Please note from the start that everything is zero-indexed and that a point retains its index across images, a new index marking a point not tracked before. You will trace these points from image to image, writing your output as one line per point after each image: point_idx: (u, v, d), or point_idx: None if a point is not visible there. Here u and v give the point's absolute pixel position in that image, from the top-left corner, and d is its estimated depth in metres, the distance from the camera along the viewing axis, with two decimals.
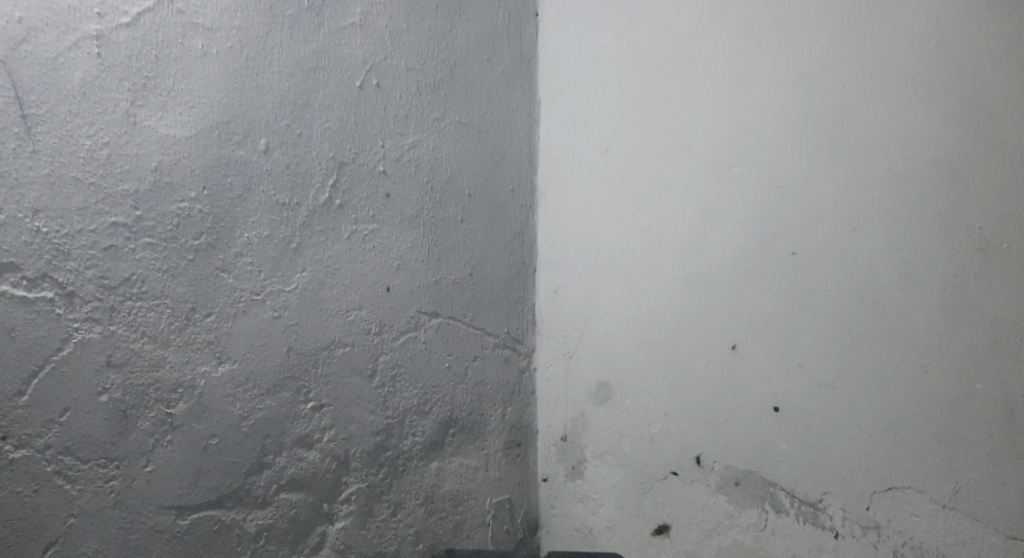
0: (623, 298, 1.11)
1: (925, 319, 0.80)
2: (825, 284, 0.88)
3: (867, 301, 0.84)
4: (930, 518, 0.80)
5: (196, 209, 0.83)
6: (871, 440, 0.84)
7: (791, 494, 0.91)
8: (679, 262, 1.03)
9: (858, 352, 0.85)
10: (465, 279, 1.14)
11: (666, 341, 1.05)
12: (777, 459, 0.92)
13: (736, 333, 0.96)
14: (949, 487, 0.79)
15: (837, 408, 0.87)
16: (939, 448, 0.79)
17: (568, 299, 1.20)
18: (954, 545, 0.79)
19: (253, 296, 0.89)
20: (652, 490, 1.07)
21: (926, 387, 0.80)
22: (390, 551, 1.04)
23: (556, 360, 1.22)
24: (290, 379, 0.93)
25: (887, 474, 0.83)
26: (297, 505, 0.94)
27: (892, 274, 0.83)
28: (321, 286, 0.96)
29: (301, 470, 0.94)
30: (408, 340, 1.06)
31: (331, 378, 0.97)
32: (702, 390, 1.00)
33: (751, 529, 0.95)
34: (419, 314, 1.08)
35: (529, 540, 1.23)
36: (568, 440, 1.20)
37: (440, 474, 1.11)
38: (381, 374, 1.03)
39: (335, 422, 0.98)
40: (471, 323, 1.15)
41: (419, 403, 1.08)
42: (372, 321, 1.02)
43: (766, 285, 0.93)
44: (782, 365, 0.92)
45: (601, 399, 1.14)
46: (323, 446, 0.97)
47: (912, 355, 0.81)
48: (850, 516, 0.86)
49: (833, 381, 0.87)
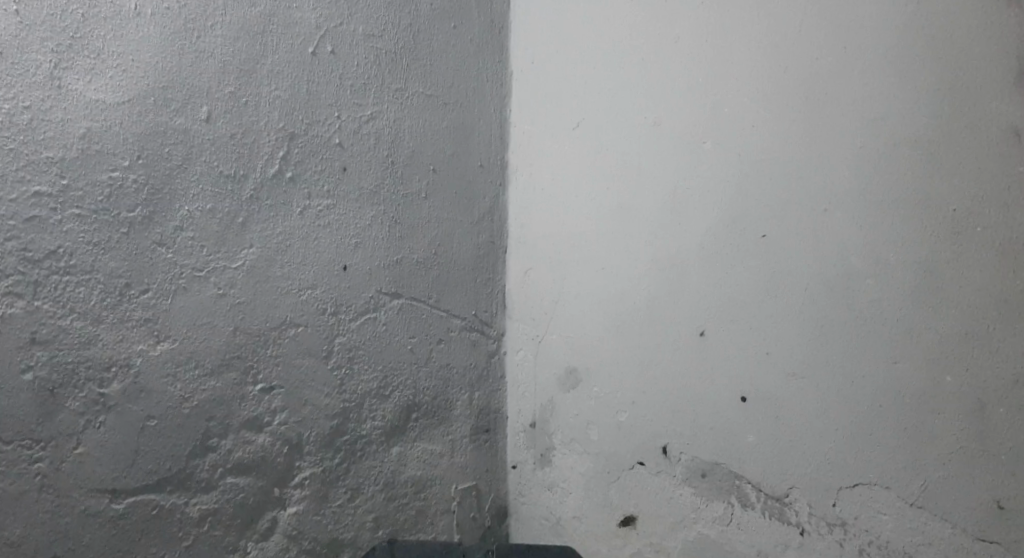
0: (591, 280, 1.06)
1: (897, 306, 0.75)
2: (796, 268, 0.83)
3: (838, 287, 0.80)
4: (897, 517, 0.75)
5: (130, 179, 0.79)
6: (838, 433, 0.79)
7: (757, 487, 0.87)
8: (648, 244, 0.98)
9: (827, 341, 0.80)
10: (430, 258, 1.09)
11: (633, 325, 1.00)
12: (743, 450, 0.88)
13: (703, 318, 0.92)
14: (917, 484, 0.74)
15: (804, 399, 0.82)
16: (907, 442, 0.74)
17: (538, 281, 1.15)
18: (921, 546, 0.74)
19: (195, 272, 0.85)
20: (619, 480, 1.03)
21: (895, 378, 0.75)
22: (347, 537, 1.00)
23: (525, 344, 1.18)
24: (236, 359, 0.88)
25: (854, 469, 0.78)
26: (245, 490, 0.89)
27: (864, 259, 0.78)
28: (271, 263, 0.91)
29: (249, 453, 0.89)
30: (367, 322, 1.02)
31: (282, 359, 0.93)
32: (669, 378, 0.96)
33: (716, 523, 0.91)
34: (378, 294, 1.03)
35: (496, 528, 1.19)
36: (537, 426, 1.16)
37: (402, 459, 1.07)
38: (337, 356, 0.99)
39: (286, 404, 0.93)
40: (436, 304, 1.10)
41: (379, 386, 1.03)
42: (328, 300, 0.97)
43: (735, 269, 0.89)
44: (749, 352, 0.87)
45: (570, 385, 1.10)
46: (274, 429, 0.92)
47: (881, 344, 0.76)
48: (816, 512, 0.81)
49: (801, 370, 0.82)
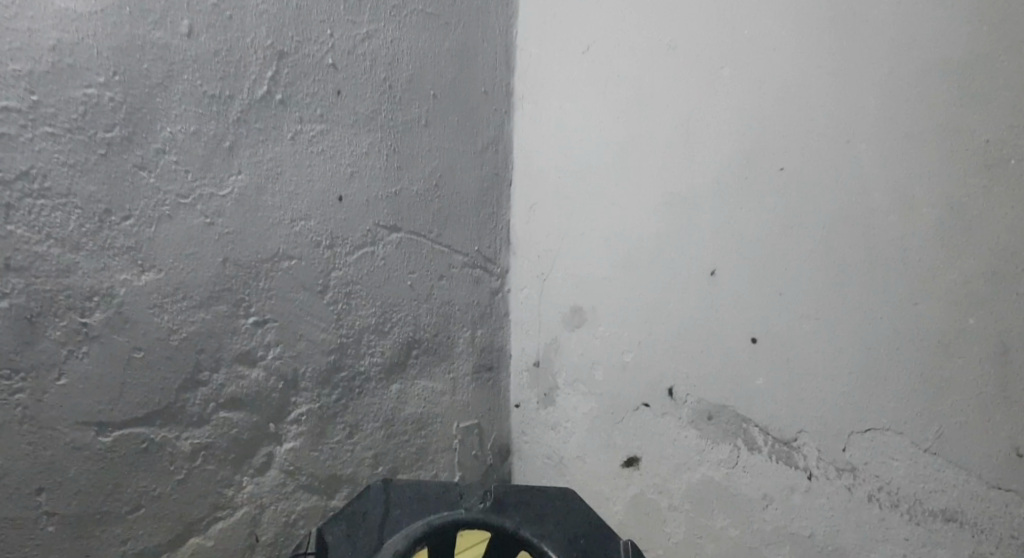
0: (598, 216, 1.01)
1: (921, 245, 0.70)
2: (813, 205, 0.77)
3: (858, 224, 0.73)
4: (910, 464, 0.71)
5: (106, 96, 0.74)
6: (850, 378, 0.75)
7: (764, 431, 0.83)
8: (659, 178, 0.92)
9: (842, 281, 0.75)
10: (431, 190, 1.04)
11: (640, 264, 0.95)
12: (751, 393, 0.84)
13: (714, 256, 0.86)
14: (932, 431, 0.69)
15: (817, 343, 0.77)
16: (923, 388, 0.70)
17: (543, 216, 1.10)
18: (933, 493, 0.70)
19: (179, 199, 0.80)
20: (623, 422, 1.01)
21: (915, 322, 0.70)
22: (346, 473, 0.99)
23: (530, 281, 1.14)
24: (226, 292, 0.84)
25: (866, 414, 0.74)
26: (239, 425, 0.87)
27: (888, 194, 0.71)
28: (261, 191, 0.86)
29: (242, 388, 0.87)
30: (364, 256, 0.97)
31: (275, 292, 0.89)
32: (676, 318, 0.92)
33: (721, 465, 0.88)
34: (376, 227, 0.98)
35: (498, 466, 1.18)
36: (541, 365, 1.13)
37: (402, 397, 1.04)
38: (333, 291, 0.94)
39: (281, 339, 0.90)
40: (437, 239, 1.06)
41: (378, 322, 1.00)
42: (323, 232, 0.92)
43: (748, 205, 0.82)
44: (760, 294, 0.82)
45: (575, 324, 1.06)
46: (268, 364, 0.89)
47: (902, 286, 0.71)
48: (825, 457, 0.78)
49: (815, 312, 0.77)
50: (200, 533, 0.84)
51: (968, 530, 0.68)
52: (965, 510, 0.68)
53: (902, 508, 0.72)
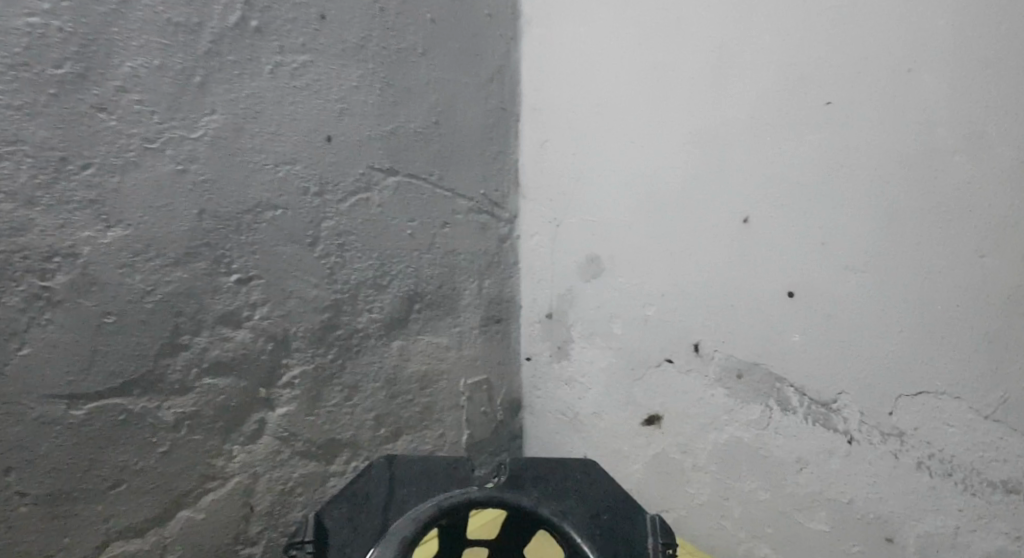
0: (617, 157, 0.91)
1: (993, 189, 0.60)
2: (866, 143, 0.67)
3: (918, 165, 0.64)
4: (967, 430, 0.64)
5: (53, 25, 0.64)
6: (902, 338, 0.67)
7: (800, 392, 0.76)
8: (686, 113, 0.82)
9: (895, 231, 0.66)
10: (430, 128, 0.94)
11: (664, 210, 0.86)
12: (787, 352, 0.76)
13: (748, 202, 0.77)
14: (996, 396, 0.61)
15: (865, 299, 0.69)
16: (987, 350, 0.62)
17: (556, 156, 1.00)
18: (994, 462, 0.63)
19: (145, 144, 0.70)
20: (642, 378, 0.94)
21: (982, 277, 0.61)
22: (346, 438, 0.92)
23: (541, 228, 1.05)
24: (204, 247, 0.75)
25: (919, 377, 0.66)
26: (227, 391, 0.80)
27: (956, 130, 0.61)
28: (240, 134, 0.76)
29: (227, 352, 0.79)
30: (359, 203, 0.88)
31: (259, 246, 0.79)
32: (703, 270, 0.83)
33: (751, 426, 0.82)
34: (371, 171, 0.89)
35: (509, 422, 1.12)
36: (554, 317, 1.05)
37: (404, 354, 0.97)
38: (324, 243, 0.85)
39: (268, 298, 0.81)
40: (438, 183, 0.96)
41: (376, 276, 0.91)
42: (310, 177, 0.83)
43: (788, 144, 0.73)
44: (801, 244, 0.73)
45: (591, 274, 0.98)
46: (255, 324, 0.81)
47: (968, 235, 0.61)
48: (869, 421, 0.71)
49: (863, 265, 0.68)
50: (188, 507, 0.78)
51: None
52: None
53: (957, 477, 0.65)
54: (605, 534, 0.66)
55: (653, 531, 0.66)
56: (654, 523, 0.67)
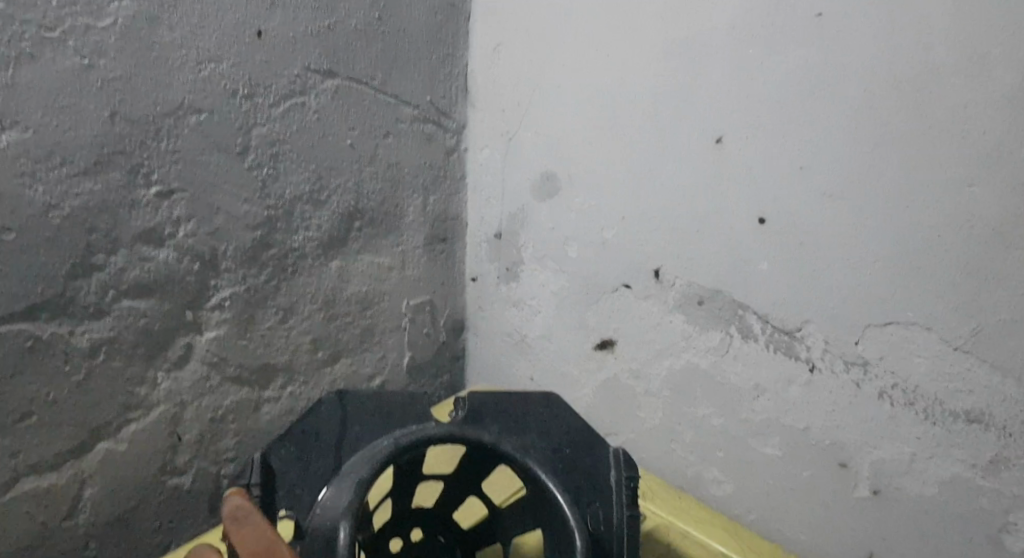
0: (577, 66, 0.83)
1: (987, 115, 0.57)
2: (857, 59, 0.63)
3: (911, 86, 0.60)
4: (935, 360, 0.64)
5: None
6: (877, 267, 0.65)
7: (762, 319, 0.75)
8: (660, 20, 0.75)
9: (880, 155, 0.63)
10: (373, 25, 0.82)
11: (629, 126, 0.80)
12: (753, 279, 0.74)
13: (723, 120, 0.72)
14: (969, 327, 0.61)
15: (842, 226, 0.67)
16: (964, 280, 0.61)
17: (507, 63, 0.91)
18: (957, 393, 0.63)
19: (42, 30, 0.58)
20: (597, 303, 0.90)
21: (966, 206, 0.59)
22: (280, 363, 0.82)
23: (489, 141, 0.96)
24: (119, 155, 0.64)
25: (890, 305, 0.65)
26: (150, 315, 0.69)
27: (955, 50, 0.58)
28: (156, 23, 0.64)
29: (149, 272, 0.68)
30: (293, 108, 0.76)
31: (182, 154, 0.68)
32: (671, 193, 0.78)
33: (709, 354, 0.80)
34: (307, 72, 0.77)
35: (451, 343, 1.06)
36: (502, 237, 0.98)
37: (344, 275, 0.87)
38: (256, 152, 0.74)
39: (193, 212, 0.70)
40: (382, 88, 0.85)
41: (313, 190, 0.80)
42: (238, 78, 0.71)
43: (772, 59, 0.68)
44: (777, 167, 0.70)
45: (546, 193, 0.91)
46: (180, 243, 0.70)
47: (957, 162, 0.59)
48: (832, 349, 0.70)
49: (842, 191, 0.66)
50: (109, 438, 0.69)
51: (993, 433, 0.62)
52: (993, 412, 0.62)
53: (918, 407, 0.66)
54: (566, 469, 0.64)
55: (616, 464, 0.66)
56: (616, 460, 0.66)
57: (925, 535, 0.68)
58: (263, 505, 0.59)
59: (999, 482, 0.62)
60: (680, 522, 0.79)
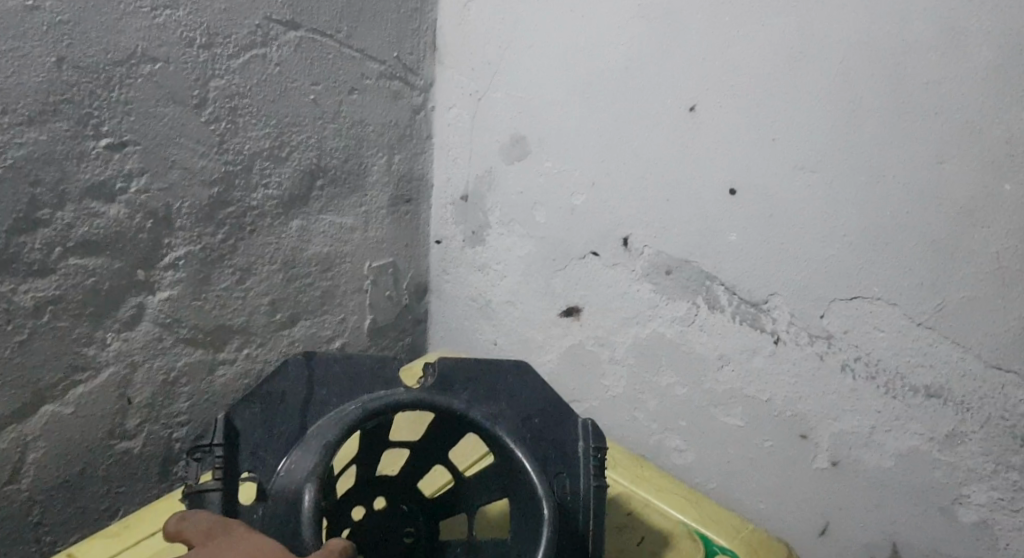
0: (551, 27, 0.80)
1: (962, 93, 0.57)
2: (835, 30, 0.61)
3: (889, 59, 0.59)
4: (897, 334, 0.64)
5: None
6: (844, 242, 0.65)
7: (730, 291, 0.74)
8: None
9: (854, 128, 0.62)
10: None
11: (603, 92, 0.78)
12: (721, 249, 0.74)
13: (698, 89, 0.71)
14: (933, 303, 0.62)
15: (811, 199, 0.66)
16: (932, 256, 0.61)
17: (478, 21, 0.87)
18: (918, 367, 0.64)
19: None
20: (565, 270, 0.89)
21: (935, 183, 0.59)
22: (236, 325, 0.80)
23: (458, 102, 0.93)
24: (66, 104, 0.60)
25: (856, 280, 0.65)
26: (99, 273, 0.66)
27: (935, 24, 0.57)
28: None
29: (98, 229, 0.65)
30: (253, 60, 0.73)
31: (135, 105, 0.65)
32: (642, 161, 0.77)
33: (675, 323, 0.80)
34: (268, 22, 0.73)
35: (414, 306, 1.05)
36: (469, 201, 0.96)
37: (304, 236, 0.84)
38: (213, 106, 0.71)
39: (145, 166, 0.67)
40: (347, 43, 0.82)
41: (273, 146, 0.77)
42: (195, 25, 0.67)
43: (750, 27, 0.66)
44: (750, 138, 0.69)
45: (515, 158, 0.89)
46: (132, 198, 0.67)
47: (930, 138, 0.59)
48: (798, 322, 0.70)
49: (814, 164, 0.65)
50: (54, 401, 0.66)
51: (952, 408, 0.63)
52: (953, 387, 0.62)
53: (879, 380, 0.66)
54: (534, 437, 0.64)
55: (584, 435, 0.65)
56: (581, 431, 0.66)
57: (880, 505, 0.69)
58: (225, 466, 0.57)
59: (955, 456, 0.63)
60: (641, 491, 0.79)
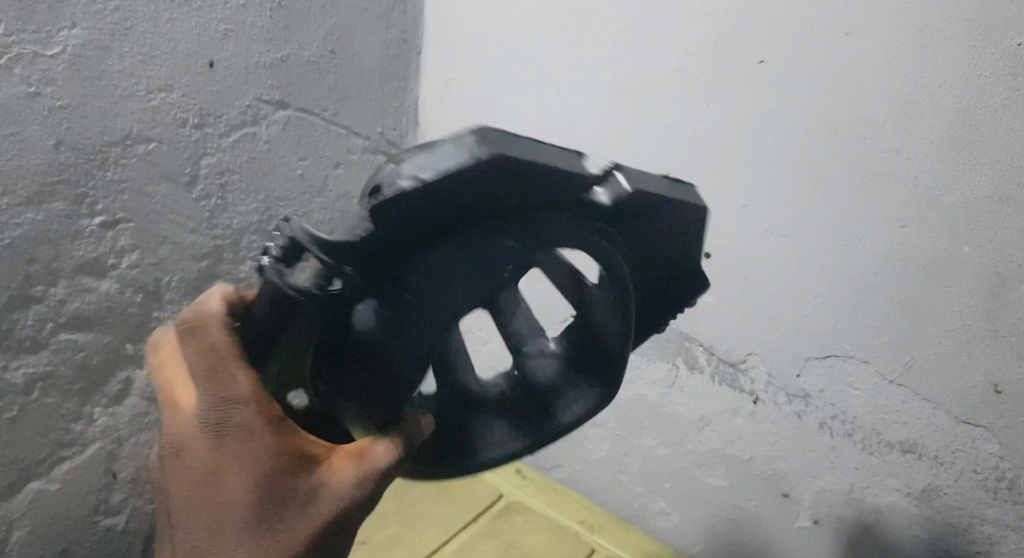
0: (531, 102, 0.84)
1: (918, 162, 0.60)
2: (796, 104, 0.65)
3: (848, 130, 0.63)
4: (871, 392, 0.66)
5: None
6: (815, 302, 0.68)
7: (709, 351, 0.76)
8: (611, 60, 0.76)
9: (818, 195, 0.66)
10: (326, 57, 0.83)
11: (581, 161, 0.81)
12: (700, 311, 0.76)
13: (671, 158, 0.74)
14: (902, 361, 0.64)
15: (783, 262, 0.69)
16: (899, 314, 0.63)
17: (460, 95, 0.91)
18: (892, 424, 0.66)
19: None
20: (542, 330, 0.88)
21: (898, 244, 0.62)
22: None
23: None
24: (63, 185, 0.63)
25: (829, 340, 0.67)
26: (88, 348, 0.67)
27: (889, 99, 0.60)
28: (106, 53, 0.63)
29: (90, 304, 0.67)
30: (244, 138, 0.76)
31: (128, 184, 0.67)
32: None
33: (656, 386, 0.81)
34: (258, 103, 0.77)
35: None
36: None
37: None
38: (203, 182, 0.73)
39: (138, 243, 0.69)
40: (332, 120, 0.85)
41: (261, 219, 0.80)
42: (188, 107, 0.70)
43: (717, 102, 0.70)
44: (722, 204, 0.72)
45: None
46: (122, 274, 0.69)
47: (888, 203, 0.62)
48: (776, 381, 0.72)
49: (782, 229, 0.68)
50: (40, 477, 0.66)
51: (926, 463, 0.64)
52: (925, 442, 0.64)
53: (856, 437, 0.68)
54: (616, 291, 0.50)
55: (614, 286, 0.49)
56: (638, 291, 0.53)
57: None
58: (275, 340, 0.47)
59: (930, 510, 0.65)
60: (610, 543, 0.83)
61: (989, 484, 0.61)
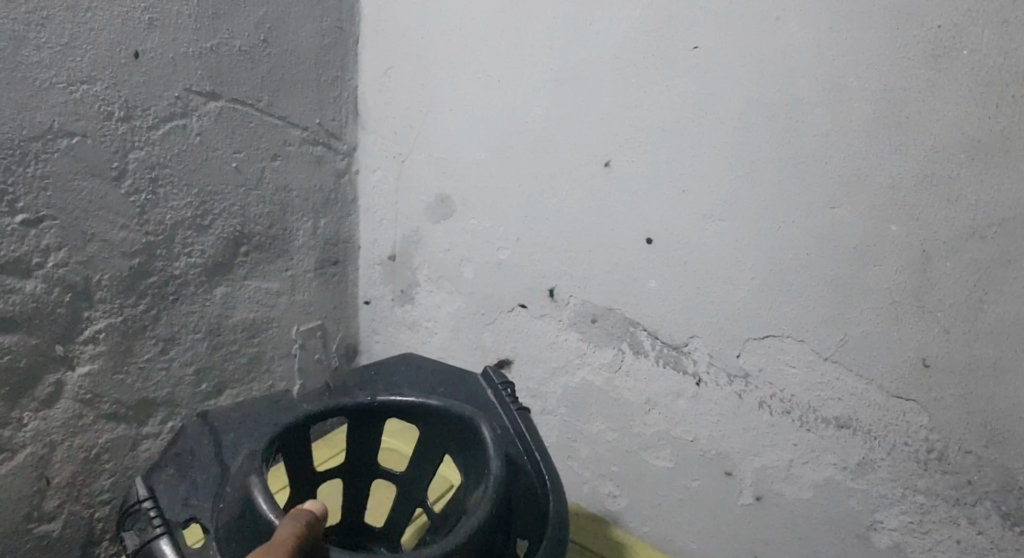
0: (472, 89, 0.83)
1: (846, 145, 0.61)
2: (728, 89, 0.66)
3: (779, 114, 0.64)
4: (807, 370, 0.68)
5: None
6: (753, 284, 0.69)
7: (653, 335, 0.77)
8: (549, 46, 0.76)
9: (752, 179, 0.67)
10: (258, 46, 0.80)
11: (523, 149, 0.81)
12: (642, 296, 0.77)
13: (611, 144, 0.74)
14: (836, 338, 0.65)
15: (720, 244, 0.70)
16: (832, 293, 0.65)
17: (400, 84, 0.90)
18: (828, 401, 0.67)
19: None
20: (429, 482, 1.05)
21: (829, 225, 0.63)
22: (161, 396, 0.79)
23: (384, 164, 0.95)
24: None
25: (769, 320, 0.69)
26: (15, 350, 0.65)
27: (817, 83, 0.62)
28: (21, 43, 0.61)
29: (14, 304, 0.64)
30: (175, 131, 0.74)
31: (51, 180, 0.65)
32: (564, 213, 0.80)
33: (602, 370, 0.82)
34: (189, 94, 0.74)
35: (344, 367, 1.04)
36: (397, 259, 0.97)
37: (229, 302, 0.84)
38: (132, 177, 0.71)
39: (64, 241, 0.67)
40: (268, 111, 0.83)
41: (196, 214, 0.78)
42: (113, 99, 0.68)
43: (653, 89, 0.70)
44: (661, 190, 0.72)
45: (442, 216, 0.91)
46: (49, 273, 0.66)
47: (821, 184, 0.63)
48: (716, 362, 0.73)
49: (720, 213, 0.69)
50: None
51: (860, 437, 0.66)
52: (859, 417, 0.66)
53: (793, 414, 0.70)
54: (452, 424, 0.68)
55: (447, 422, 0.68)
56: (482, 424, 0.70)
57: (803, 536, 0.72)
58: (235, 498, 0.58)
59: (866, 482, 0.67)
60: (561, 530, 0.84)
61: (921, 456, 0.63)
